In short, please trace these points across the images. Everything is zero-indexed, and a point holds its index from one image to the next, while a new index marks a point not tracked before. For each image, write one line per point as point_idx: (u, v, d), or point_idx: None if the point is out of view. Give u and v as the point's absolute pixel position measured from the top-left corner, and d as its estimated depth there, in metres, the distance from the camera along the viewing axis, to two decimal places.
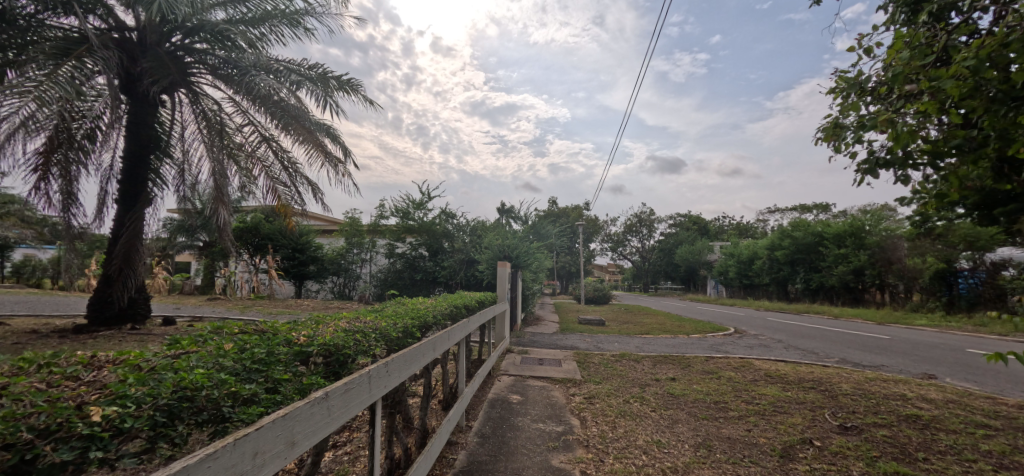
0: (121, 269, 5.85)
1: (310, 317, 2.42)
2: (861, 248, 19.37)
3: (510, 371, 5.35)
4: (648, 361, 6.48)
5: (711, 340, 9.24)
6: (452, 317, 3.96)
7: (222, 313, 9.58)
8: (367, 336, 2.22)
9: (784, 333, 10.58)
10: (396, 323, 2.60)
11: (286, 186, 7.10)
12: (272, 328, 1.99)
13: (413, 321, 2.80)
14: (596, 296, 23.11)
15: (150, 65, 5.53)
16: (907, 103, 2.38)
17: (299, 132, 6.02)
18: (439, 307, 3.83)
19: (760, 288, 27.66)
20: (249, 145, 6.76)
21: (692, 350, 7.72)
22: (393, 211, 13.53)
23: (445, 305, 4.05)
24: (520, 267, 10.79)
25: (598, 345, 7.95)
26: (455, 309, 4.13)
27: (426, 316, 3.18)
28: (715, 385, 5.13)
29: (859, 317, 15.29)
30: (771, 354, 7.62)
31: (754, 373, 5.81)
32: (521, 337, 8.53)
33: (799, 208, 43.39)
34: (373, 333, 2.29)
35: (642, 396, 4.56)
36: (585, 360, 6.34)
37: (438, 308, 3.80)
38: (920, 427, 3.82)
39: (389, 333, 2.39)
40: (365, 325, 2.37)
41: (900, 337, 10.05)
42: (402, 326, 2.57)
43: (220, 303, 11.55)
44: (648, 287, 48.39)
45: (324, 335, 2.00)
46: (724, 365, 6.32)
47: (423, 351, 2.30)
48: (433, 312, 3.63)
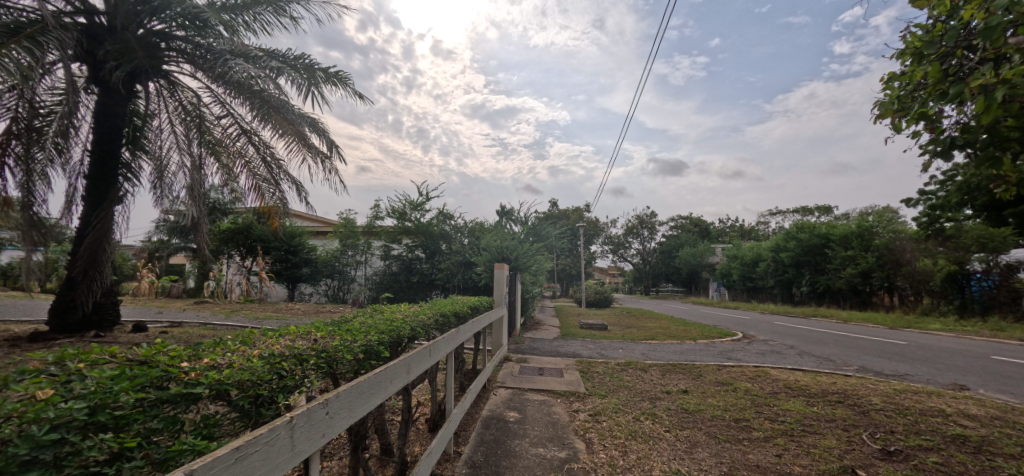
0: (85, 271, 5.36)
1: (242, 335, 1.94)
2: (868, 250, 18.92)
3: (506, 383, 4.89)
4: (656, 371, 6.02)
5: (719, 347, 8.80)
6: (438, 326, 3.48)
7: (205, 318, 9.11)
8: (314, 359, 1.75)
9: (795, 338, 10.12)
10: (357, 339, 2.13)
11: (270, 183, 6.65)
12: (173, 353, 1.52)
13: (383, 337, 2.33)
14: (598, 299, 22.67)
15: (115, 48, 5.07)
16: (997, 66, 1.95)
17: (279, 123, 5.54)
18: (423, 315, 3.36)
19: (764, 290, 27.20)
20: (228, 139, 6.30)
21: (702, 358, 7.26)
22: (389, 211, 13.10)
23: (430, 312, 3.55)
24: (519, 269, 10.36)
25: (601, 352, 7.52)
26: (442, 318, 3.64)
27: (403, 328, 2.71)
28: (732, 399, 4.67)
29: (870, 322, 14.82)
30: (786, 362, 7.16)
31: (773, 385, 5.36)
32: (521, 343, 8.08)
33: (801, 209, 42.98)
34: (323, 354, 1.82)
35: (654, 413, 4.10)
36: (589, 369, 5.89)
37: (424, 317, 3.32)
38: (972, 451, 3.35)
39: (347, 354, 1.92)
40: (314, 344, 1.90)
41: (918, 343, 9.58)
42: (365, 344, 2.10)
43: (207, 307, 11.10)
44: (649, 290, 47.94)
45: (241, 361, 1.53)
46: (739, 375, 5.87)
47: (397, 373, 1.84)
48: (417, 321, 3.14)
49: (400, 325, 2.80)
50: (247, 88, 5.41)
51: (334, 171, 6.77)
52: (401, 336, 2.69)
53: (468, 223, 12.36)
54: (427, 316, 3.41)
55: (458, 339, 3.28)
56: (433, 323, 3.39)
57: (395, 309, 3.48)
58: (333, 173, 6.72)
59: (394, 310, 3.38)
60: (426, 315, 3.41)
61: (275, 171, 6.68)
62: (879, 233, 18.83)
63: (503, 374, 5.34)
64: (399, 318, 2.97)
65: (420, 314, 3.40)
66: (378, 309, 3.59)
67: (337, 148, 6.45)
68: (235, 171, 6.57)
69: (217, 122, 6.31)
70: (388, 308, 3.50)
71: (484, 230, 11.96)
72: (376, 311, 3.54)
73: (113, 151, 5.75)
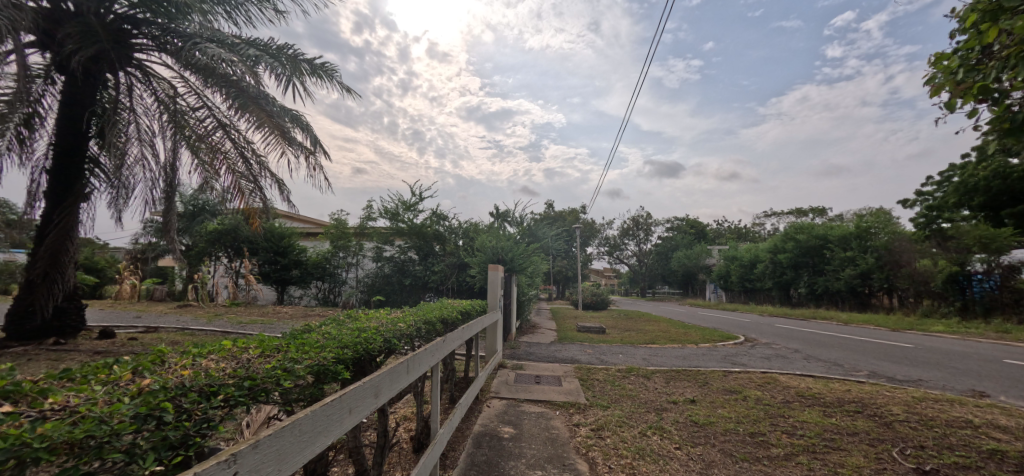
0: (46, 273, 4.94)
1: (141, 354, 1.56)
2: (867, 251, 18.81)
3: (501, 394, 4.53)
4: (659, 378, 5.69)
5: (723, 351, 8.50)
6: (420, 331, 3.10)
7: (185, 322, 8.70)
8: (236, 383, 1.40)
9: (799, 341, 9.87)
10: (304, 358, 1.77)
11: (250, 181, 6.25)
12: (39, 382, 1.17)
13: (339, 355, 1.98)
14: (595, 301, 22.39)
15: (75, 31, 4.70)
16: None
17: (256, 114, 5.10)
18: (403, 322, 2.99)
19: (761, 292, 27.03)
20: (205, 133, 5.90)
21: (706, 363, 6.95)
22: (382, 212, 12.71)
23: (411, 319, 3.16)
24: (515, 271, 10.03)
25: (600, 357, 7.18)
26: (425, 325, 3.25)
27: (373, 341, 2.35)
28: (744, 409, 4.35)
29: (871, 323, 14.61)
30: (794, 368, 6.86)
31: (784, 393, 5.06)
32: (516, 348, 7.72)
33: (796, 211, 43.07)
34: (249, 377, 1.46)
35: (662, 426, 3.76)
36: (588, 377, 5.54)
37: (403, 326, 2.93)
38: (1015, 470, 3.04)
39: (283, 381, 1.53)
40: (240, 368, 1.54)
41: (925, 345, 9.35)
42: (310, 364, 1.74)
43: (189, 310, 10.66)
44: (645, 291, 47.79)
45: (118, 395, 1.16)
46: (747, 382, 5.55)
47: (362, 398, 1.48)
48: (395, 330, 2.76)
49: (371, 338, 2.39)
50: (222, 76, 5.00)
51: (319, 168, 6.36)
52: (369, 350, 2.31)
53: (463, 224, 12.03)
54: (406, 325, 3.02)
55: (445, 348, 2.92)
56: (415, 332, 3.01)
57: (369, 317, 3.09)
58: (318, 169, 6.34)
59: (367, 319, 2.98)
60: (406, 324, 3.02)
61: (256, 168, 6.31)
62: (877, 233, 18.74)
63: (497, 383, 4.99)
64: (371, 329, 2.58)
65: (399, 322, 3.00)
66: (351, 317, 3.21)
67: (322, 143, 6.02)
68: (214, 168, 6.19)
69: (192, 115, 5.93)
70: (363, 317, 3.12)
71: (479, 231, 11.63)
72: (350, 319, 3.17)
73: (80, 145, 5.35)
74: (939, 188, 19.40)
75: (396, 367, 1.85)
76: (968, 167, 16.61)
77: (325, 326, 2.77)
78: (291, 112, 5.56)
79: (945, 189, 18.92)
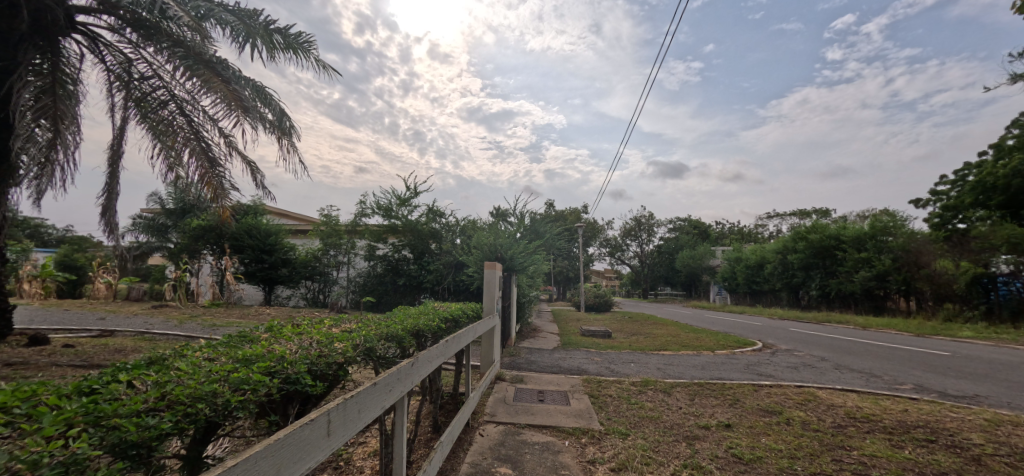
0: None
1: None
2: (883, 252, 18.04)
3: (497, 417, 3.73)
4: (682, 393, 4.90)
5: (743, 359, 7.72)
6: (377, 343, 2.16)
7: (150, 325, 7.89)
8: None
9: (823, 348, 9.06)
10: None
11: (213, 165, 5.52)
12: None
13: (132, 431, 0.95)
14: (597, 303, 21.65)
15: None
16: None
17: (208, 79, 4.25)
18: (360, 335, 2.14)
19: (769, 294, 26.29)
20: (160, 108, 5.23)
21: (730, 374, 6.18)
22: (375, 208, 12.01)
23: (375, 330, 2.30)
24: (515, 271, 9.27)
25: (610, 367, 6.39)
26: (389, 335, 2.30)
27: (277, 375, 1.47)
28: (793, 439, 3.55)
29: (891, 328, 13.81)
30: (830, 381, 6.08)
31: (834, 416, 4.27)
32: (516, 356, 6.93)
33: (799, 212, 42.40)
34: None
35: (700, 463, 3.00)
36: (600, 393, 4.75)
37: (349, 340, 2.01)
38: None
39: None
40: None
41: (964, 354, 8.51)
42: None
43: (163, 311, 9.85)
44: (647, 293, 46.88)
45: None
46: (784, 399, 4.78)
47: None
48: (330, 351, 1.82)
49: (263, 366, 1.44)
50: (168, 35, 4.21)
51: (293, 150, 5.62)
52: (262, 389, 1.36)
53: (461, 221, 11.28)
54: (352, 338, 2.08)
55: (420, 371, 2.02)
56: (369, 343, 2.09)
57: (296, 333, 2.14)
58: (293, 152, 5.61)
59: (292, 335, 2.05)
60: (355, 337, 2.09)
61: (223, 151, 5.61)
62: (892, 234, 18.01)
63: (492, 401, 4.20)
64: (281, 352, 1.64)
65: (339, 337, 2.06)
66: (279, 330, 2.30)
67: (291, 121, 5.26)
68: (172, 150, 5.45)
69: (144, 86, 5.21)
70: (293, 332, 2.18)
71: (477, 228, 10.85)
72: (275, 333, 2.26)
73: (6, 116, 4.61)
74: (954, 187, 18.70)
75: (284, 439, 0.94)
76: (986, 165, 15.95)
77: (215, 351, 1.83)
78: (254, 83, 4.75)
79: (961, 189, 18.27)
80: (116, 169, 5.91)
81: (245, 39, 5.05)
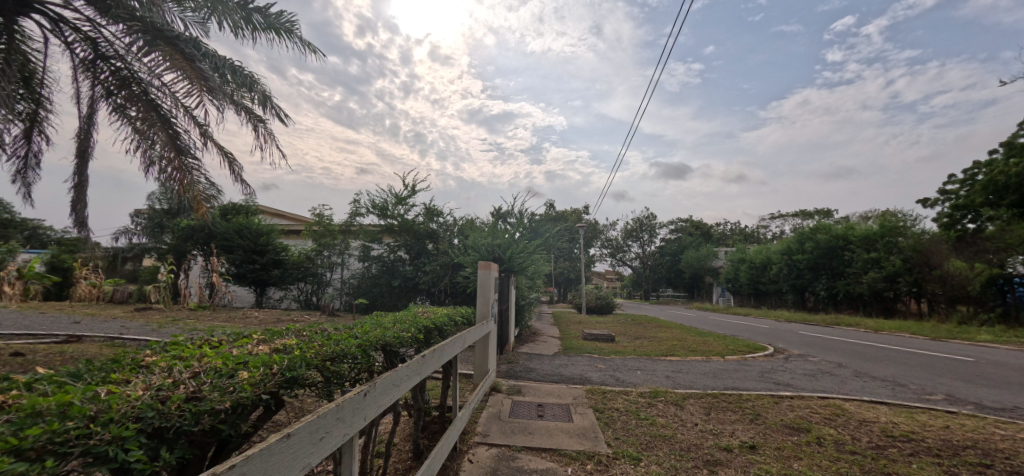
0: None
1: None
2: (893, 252, 17.48)
3: (489, 438, 3.27)
4: (696, 406, 4.46)
5: (756, 366, 7.26)
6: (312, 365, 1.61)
7: (122, 329, 7.45)
8: None
9: (839, 353, 8.59)
10: None
11: (186, 156, 5.07)
12: None
13: None
14: (599, 305, 21.17)
15: None
16: None
17: (169, 56, 3.81)
18: (296, 359, 1.53)
19: (774, 295, 25.82)
20: (126, 93, 4.80)
21: (745, 384, 5.71)
22: (370, 207, 11.57)
23: (325, 350, 1.72)
24: (514, 272, 8.81)
25: (615, 375, 5.94)
26: (332, 354, 1.75)
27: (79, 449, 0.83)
28: (829, 464, 3.10)
29: (904, 331, 13.35)
30: (854, 391, 5.61)
31: (869, 434, 3.82)
32: (514, 362, 6.49)
33: (802, 212, 41.99)
34: None
35: None
36: (605, 406, 4.30)
37: (260, 367, 1.39)
38: None
39: None
40: None
41: (989, 359, 8.04)
42: None
43: (145, 314, 9.37)
44: (649, 295, 46.39)
45: None
46: (810, 414, 4.31)
47: None
48: (211, 393, 1.17)
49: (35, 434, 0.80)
50: (123, 7, 3.77)
51: (272, 139, 5.18)
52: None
53: (459, 220, 10.86)
54: (269, 364, 1.44)
55: (379, 401, 1.48)
56: (295, 366, 1.50)
57: (195, 353, 1.51)
58: (271, 141, 5.18)
59: (183, 360, 1.41)
60: (278, 360, 1.47)
61: (198, 140, 5.16)
62: (902, 234, 17.52)
63: (485, 418, 3.73)
64: (112, 398, 0.99)
65: (257, 361, 1.44)
66: (185, 346, 1.73)
67: (270, 107, 4.81)
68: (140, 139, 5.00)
69: (107, 68, 4.77)
70: (194, 350, 1.55)
71: (474, 228, 10.38)
72: (175, 351, 1.68)
73: None
74: (963, 186, 18.23)
75: None
76: (996, 164, 15.51)
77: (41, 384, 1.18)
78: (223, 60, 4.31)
79: (971, 188, 17.82)
80: (84, 160, 5.46)
81: (211, 13, 4.60)
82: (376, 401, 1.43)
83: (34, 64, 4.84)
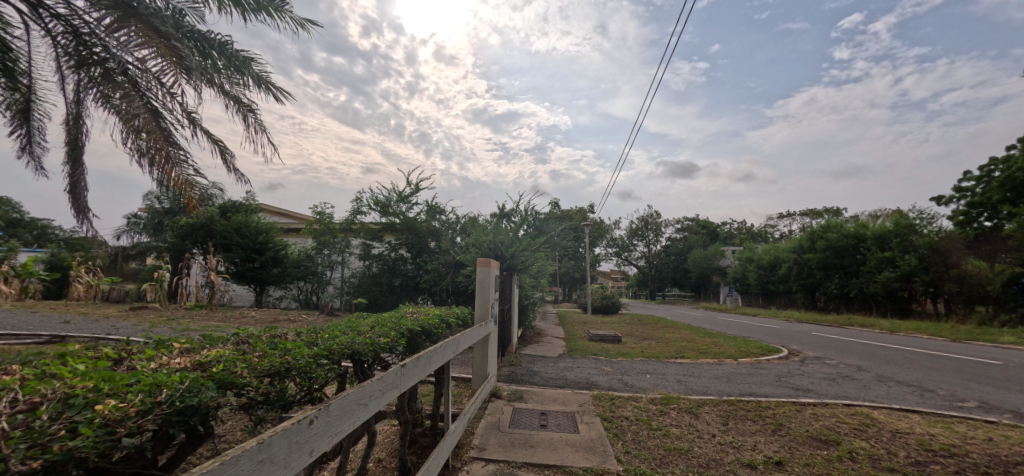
0: None
1: None
2: (908, 251, 16.93)
3: (487, 453, 2.96)
4: (712, 414, 4.13)
5: (772, 369, 6.89)
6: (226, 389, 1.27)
7: (110, 329, 7.23)
8: None
9: (858, 356, 8.20)
10: None
11: (176, 147, 4.71)
12: None
13: None
14: (604, 305, 20.81)
15: None
16: None
17: (141, 32, 3.56)
18: (197, 383, 1.20)
19: (783, 295, 25.28)
20: (111, 80, 4.47)
21: (762, 389, 5.36)
22: (370, 204, 11.31)
23: (255, 370, 1.41)
24: (517, 271, 8.49)
25: (623, 380, 5.61)
26: (262, 371, 1.41)
27: None
28: None
29: (921, 333, 12.85)
30: (881, 398, 5.23)
31: (906, 448, 3.45)
32: (516, 365, 6.19)
33: (811, 212, 41.26)
34: None
35: None
36: (613, 414, 3.97)
37: (136, 396, 1.05)
38: None
39: None
40: None
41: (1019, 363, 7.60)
42: None
43: (139, 314, 9.18)
44: (655, 295, 45.83)
45: None
46: (837, 424, 3.97)
47: None
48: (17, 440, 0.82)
49: None
50: None
51: (262, 130, 4.90)
52: None
53: (461, 218, 10.57)
54: (156, 391, 1.11)
55: (332, 430, 1.16)
56: (195, 390, 1.18)
57: (68, 371, 1.19)
58: (261, 132, 4.90)
59: (40, 383, 1.08)
60: (173, 384, 1.15)
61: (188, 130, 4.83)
62: (918, 232, 16.98)
63: (482, 429, 3.43)
64: None
65: (142, 384, 1.11)
66: (76, 357, 1.40)
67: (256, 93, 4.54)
68: (127, 130, 4.64)
69: (88, 53, 4.44)
70: (69, 363, 1.22)
71: (476, 226, 10.06)
72: (63, 364, 1.35)
73: None
74: (980, 183, 17.64)
75: None
76: (1013, 160, 15.00)
77: None
78: (198, 33, 4.06)
79: (987, 184, 17.27)
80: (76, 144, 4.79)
81: None
82: (329, 431, 1.13)
83: (15, 49, 4.54)
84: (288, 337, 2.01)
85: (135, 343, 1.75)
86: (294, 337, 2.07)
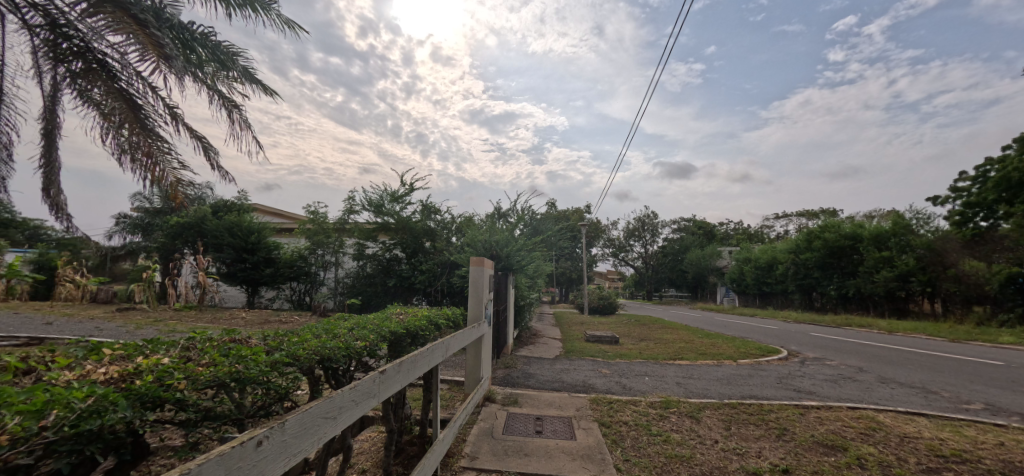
0: None
1: None
2: (906, 251, 16.88)
3: (478, 462, 2.80)
4: (714, 419, 3.99)
5: (773, 371, 6.75)
6: (145, 408, 1.11)
7: (92, 330, 7.00)
8: None
9: (858, 357, 8.09)
10: None
11: (159, 142, 4.27)
12: None
13: None
14: (602, 305, 20.67)
15: None
16: None
17: (117, 18, 3.39)
18: (98, 402, 1.03)
19: (780, 295, 25.24)
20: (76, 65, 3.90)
21: (764, 392, 5.22)
22: (364, 204, 11.11)
23: (171, 374, 1.24)
24: (512, 271, 8.32)
25: (621, 382, 5.46)
26: (201, 383, 1.25)
27: None
28: None
29: (920, 333, 12.77)
30: (885, 400, 5.10)
31: (915, 453, 3.32)
32: (512, 368, 6.03)
33: (808, 212, 41.26)
34: None
35: None
36: (612, 419, 3.82)
37: (14, 419, 0.90)
38: None
39: None
40: None
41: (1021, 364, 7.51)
42: None
43: (125, 315, 8.97)
44: (651, 295, 45.74)
45: None
46: (843, 428, 3.83)
47: None
48: None
49: None
50: None
51: (247, 126, 4.73)
52: None
53: (456, 217, 10.37)
54: (46, 413, 0.95)
55: (290, 450, 1.00)
56: (101, 410, 1.02)
57: None
58: (246, 129, 4.72)
59: None
60: (70, 403, 0.98)
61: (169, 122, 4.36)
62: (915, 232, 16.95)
63: (474, 436, 3.27)
64: None
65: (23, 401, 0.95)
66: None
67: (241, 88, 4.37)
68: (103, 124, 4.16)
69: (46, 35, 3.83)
70: None
71: (472, 225, 9.89)
72: None
73: None
74: (976, 183, 17.63)
75: None
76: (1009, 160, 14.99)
77: None
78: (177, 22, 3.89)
79: (984, 184, 17.26)
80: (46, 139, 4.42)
81: None
82: (285, 451, 0.97)
83: None
84: (250, 341, 1.85)
85: (71, 349, 1.58)
86: (257, 342, 1.90)
